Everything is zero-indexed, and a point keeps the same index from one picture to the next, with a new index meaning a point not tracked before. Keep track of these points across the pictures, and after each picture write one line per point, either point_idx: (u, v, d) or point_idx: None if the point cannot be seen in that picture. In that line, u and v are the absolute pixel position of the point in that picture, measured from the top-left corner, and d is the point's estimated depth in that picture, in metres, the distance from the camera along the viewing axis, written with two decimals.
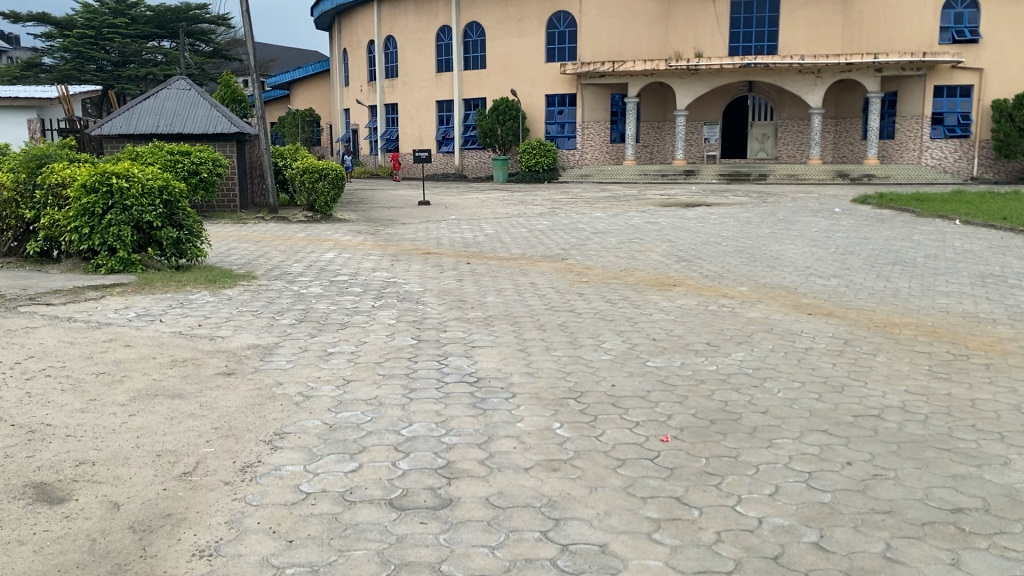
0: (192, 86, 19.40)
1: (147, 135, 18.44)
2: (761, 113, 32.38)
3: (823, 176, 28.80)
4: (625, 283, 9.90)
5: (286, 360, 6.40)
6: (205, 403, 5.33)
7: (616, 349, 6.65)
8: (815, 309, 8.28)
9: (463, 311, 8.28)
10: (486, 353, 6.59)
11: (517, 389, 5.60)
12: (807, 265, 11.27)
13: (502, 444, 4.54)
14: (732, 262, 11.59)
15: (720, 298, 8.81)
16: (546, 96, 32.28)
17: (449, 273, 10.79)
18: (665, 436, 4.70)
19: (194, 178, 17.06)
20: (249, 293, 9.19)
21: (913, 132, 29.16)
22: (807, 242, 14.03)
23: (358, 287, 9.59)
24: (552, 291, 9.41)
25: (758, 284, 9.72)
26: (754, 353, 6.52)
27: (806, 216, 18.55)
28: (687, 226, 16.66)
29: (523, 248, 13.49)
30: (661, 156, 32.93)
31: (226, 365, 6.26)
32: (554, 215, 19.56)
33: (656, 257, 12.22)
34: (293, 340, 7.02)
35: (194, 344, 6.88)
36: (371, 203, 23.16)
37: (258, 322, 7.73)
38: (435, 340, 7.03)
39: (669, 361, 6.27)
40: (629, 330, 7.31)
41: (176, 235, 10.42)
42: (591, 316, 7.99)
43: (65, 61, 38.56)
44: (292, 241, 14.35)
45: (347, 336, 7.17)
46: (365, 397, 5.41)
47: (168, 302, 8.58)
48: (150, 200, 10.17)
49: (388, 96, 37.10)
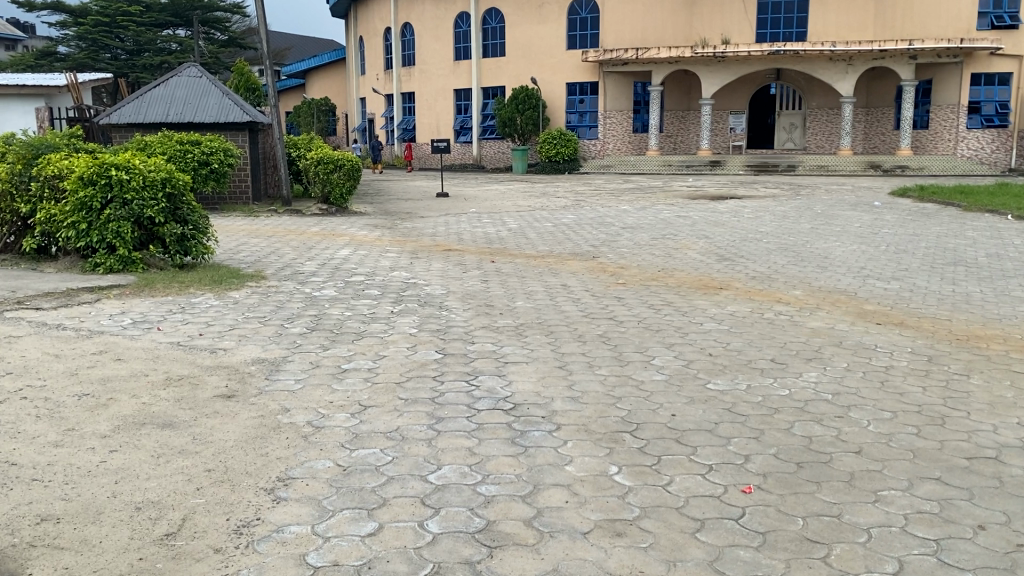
0: (204, 74, 18.68)
1: (155, 124, 17.63)
2: (789, 100, 31.26)
3: (854, 167, 27.76)
4: (666, 285, 9.08)
5: (293, 379, 5.63)
6: (197, 437, 4.54)
7: (669, 367, 5.85)
8: (883, 318, 7.43)
9: (491, 319, 7.49)
10: (519, 370, 5.79)
11: (561, 418, 4.79)
12: (861, 265, 10.43)
13: (551, 496, 3.77)
14: (778, 262, 10.75)
15: (774, 304, 8.01)
16: (567, 84, 31.42)
17: (474, 273, 10.01)
18: (747, 486, 3.90)
19: (205, 169, 16.33)
20: (257, 295, 8.43)
21: (948, 122, 28.12)
22: (853, 239, 13.17)
23: (375, 289, 8.82)
24: (587, 295, 8.63)
25: (813, 288, 8.87)
26: (829, 374, 5.69)
27: (846, 210, 17.67)
28: (721, 221, 15.81)
29: (550, 244, 12.69)
30: (685, 146, 31.91)
31: (225, 387, 5.46)
32: (579, 209, 18.75)
33: (695, 256, 11.40)
34: (303, 354, 6.26)
35: (192, 360, 6.11)
36: (387, 195, 22.40)
37: (264, 331, 6.97)
38: (462, 354, 6.24)
39: (732, 386, 5.45)
40: (680, 343, 6.52)
41: (180, 232, 9.68)
42: (635, 325, 7.18)
43: (80, 49, 38.01)
44: (305, 235, 13.62)
45: (364, 349, 6.40)
46: (384, 429, 4.62)
47: (168, 306, 7.83)
48: (151, 193, 9.42)
49: (404, 85, 36.31)
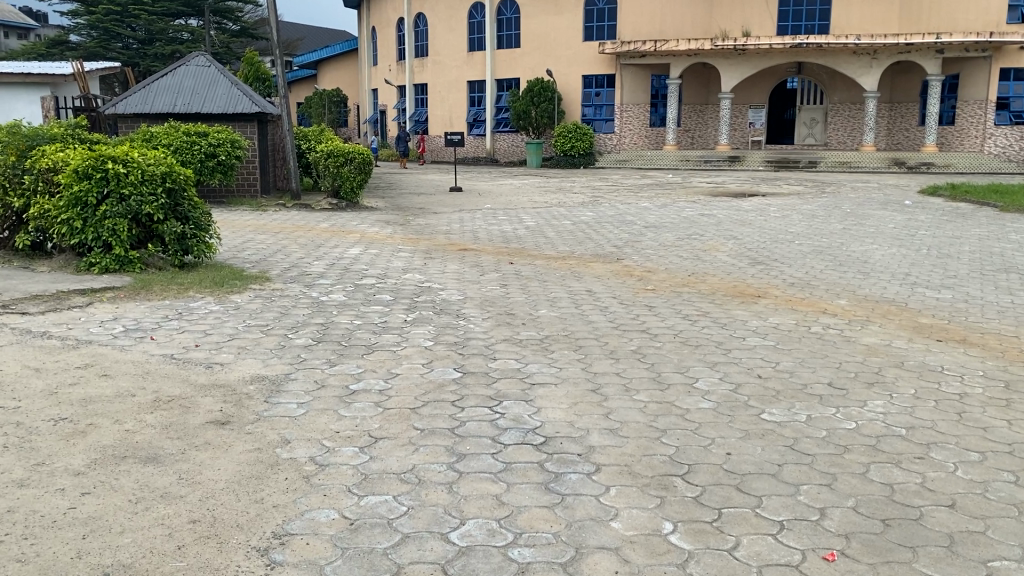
0: (212, 63, 18.09)
1: (162, 114, 17.05)
2: (810, 95, 30.48)
3: (879, 163, 26.96)
4: (699, 292, 8.47)
5: (296, 403, 5.01)
6: (183, 477, 3.93)
7: (716, 393, 5.21)
8: (943, 335, 6.80)
9: (514, 330, 6.87)
10: (547, 395, 5.16)
11: (600, 457, 4.16)
12: (905, 271, 9.80)
13: (598, 564, 3.15)
14: (816, 266, 10.11)
15: (820, 316, 7.41)
16: (583, 76, 30.72)
17: (491, 275, 9.42)
18: (830, 552, 3.29)
19: (211, 161, 15.79)
20: (261, 300, 7.83)
21: (975, 118, 27.33)
22: (891, 242, 12.54)
23: (386, 294, 8.22)
24: (615, 302, 8.01)
25: (860, 297, 8.25)
26: (898, 404, 5.06)
27: (876, 209, 16.99)
28: (748, 219, 15.16)
29: (570, 244, 12.08)
30: (702, 141, 31.25)
31: (219, 412, 4.86)
32: (598, 205, 18.10)
33: (725, 258, 10.77)
34: (308, 371, 5.65)
35: (185, 377, 5.50)
36: (400, 188, 21.86)
37: (266, 343, 6.36)
38: (485, 373, 5.62)
39: (793, 417, 4.82)
40: (725, 363, 5.91)
41: (180, 230, 9.07)
42: (672, 340, 6.55)
43: (91, 38, 37.51)
44: (314, 232, 13.05)
45: (375, 366, 5.79)
46: (397, 470, 4.00)
47: (165, 312, 7.24)
48: (150, 188, 8.84)
49: (417, 76, 35.67)
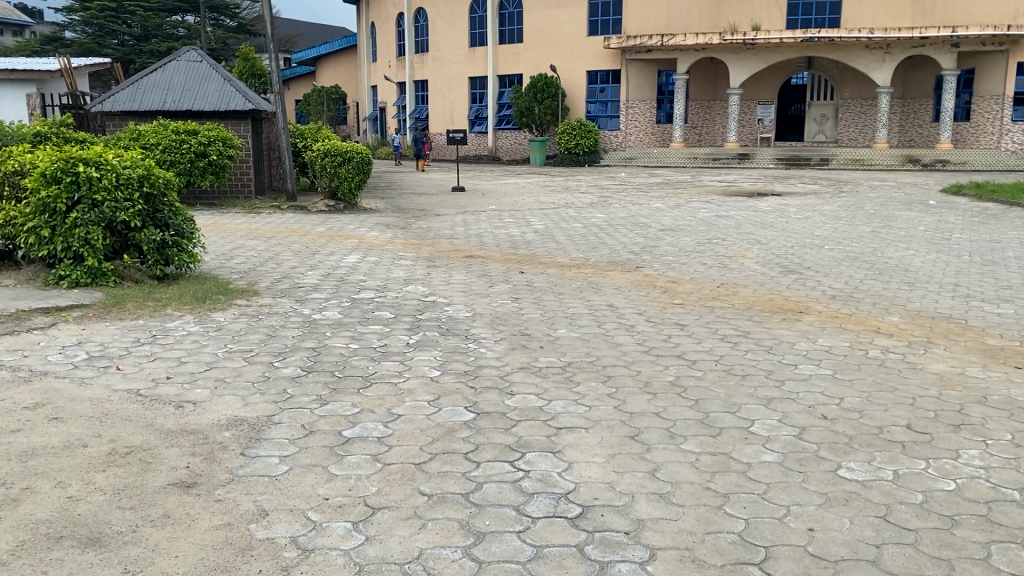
0: (204, 58, 17.26)
1: (151, 111, 16.18)
2: (820, 90, 29.59)
3: (892, 161, 26.09)
4: (733, 307, 7.65)
5: (279, 457, 4.17)
6: (130, 571, 3.10)
7: (779, 442, 4.41)
8: (1021, 360, 5.97)
9: (531, 355, 6.03)
10: (579, 444, 4.33)
11: (654, 538, 3.35)
12: (952, 281, 8.98)
13: None
14: (855, 276, 9.28)
15: (874, 337, 6.61)
16: (588, 72, 29.85)
17: (501, 286, 8.61)
18: None
19: (202, 161, 14.94)
20: (245, 319, 7.00)
21: (991, 114, 26.49)
22: (926, 246, 11.75)
23: (386, 310, 7.40)
24: (640, 319, 7.21)
25: (913, 313, 7.44)
26: (997, 456, 4.23)
27: (900, 209, 16.17)
28: (769, 222, 14.36)
29: (583, 249, 11.24)
30: (710, 138, 30.41)
31: (185, 470, 4.02)
32: (608, 205, 17.30)
33: (754, 265, 9.94)
34: (296, 411, 4.82)
35: (150, 421, 4.66)
36: (400, 188, 21.10)
37: (248, 373, 5.53)
38: (503, 414, 4.79)
39: (878, 476, 4.01)
40: (782, 400, 5.09)
41: (160, 238, 8.17)
42: (714, 368, 5.73)
43: (87, 35, 36.69)
44: (309, 236, 12.24)
45: (373, 404, 4.94)
46: (400, 559, 3.17)
47: (137, 334, 6.42)
48: (126, 194, 7.98)
49: (417, 72, 34.86)
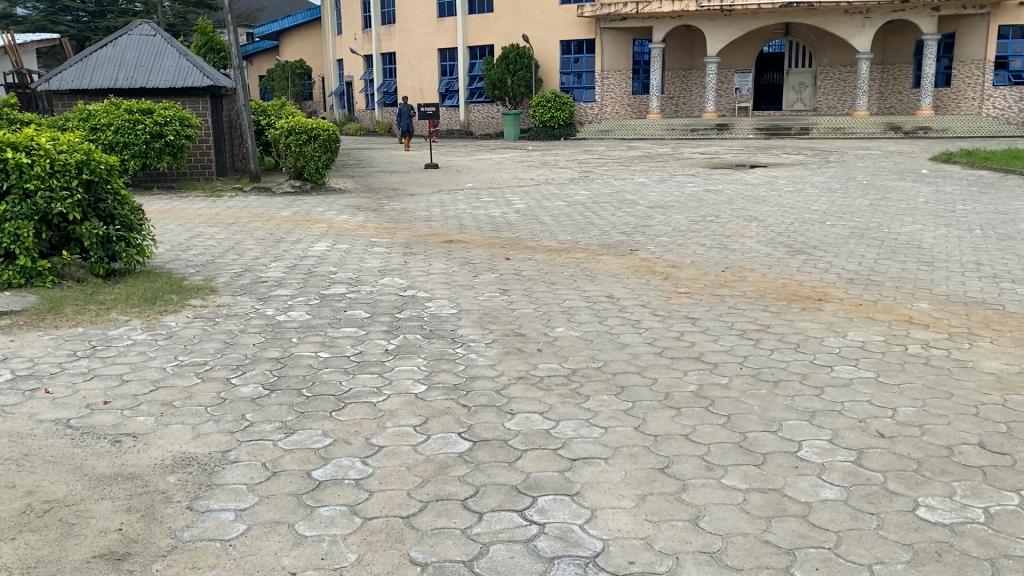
0: (158, 32, 16.18)
1: (101, 89, 15.07)
2: (798, 57, 28.97)
3: (873, 129, 25.51)
4: (745, 296, 6.92)
5: (233, 512, 3.38)
6: None
7: (837, 472, 3.70)
8: None
9: (529, 362, 5.26)
10: (599, 483, 3.58)
11: None
12: (975, 259, 8.34)
13: None
14: (868, 255, 8.61)
15: (910, 329, 5.93)
16: (561, 42, 28.86)
17: (487, 276, 7.83)
18: None
19: (158, 142, 13.90)
20: (200, 324, 6.14)
21: (972, 79, 25.95)
22: (932, 219, 11.13)
23: (360, 309, 6.58)
24: (646, 312, 6.46)
25: (942, 299, 6.77)
26: None
27: (893, 179, 15.56)
28: (762, 196, 13.68)
29: (571, 231, 10.47)
30: (687, 108, 29.66)
31: (116, 534, 3.21)
32: (589, 181, 16.51)
33: (756, 245, 9.25)
34: (257, 447, 4.00)
35: (78, 463, 3.82)
36: (370, 166, 20.16)
37: (202, 395, 4.70)
38: (504, 442, 4.01)
39: (967, 518, 3.30)
40: (828, 414, 4.38)
41: (104, 231, 7.25)
42: (742, 373, 5.00)
43: (39, 11, 35.04)
44: (274, 222, 11.33)
45: (349, 432, 4.16)
46: None
47: (74, 347, 5.54)
48: (62, 181, 7.04)
49: (385, 45, 33.74)
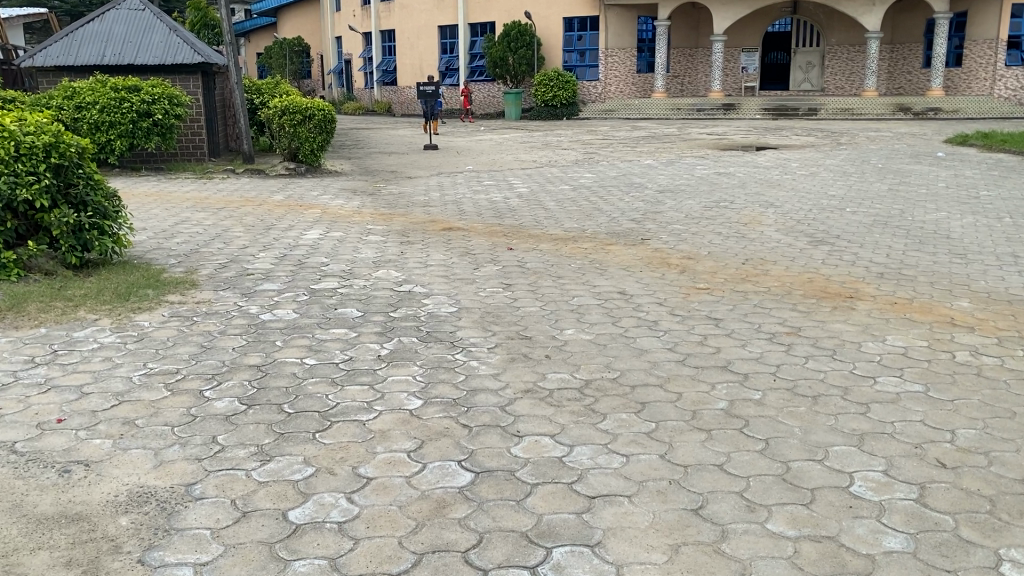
0: (146, 6, 15.53)
1: (87, 66, 14.45)
2: (805, 36, 28.20)
3: (883, 109, 24.82)
4: (770, 292, 6.38)
5: (191, 568, 2.85)
6: None
7: (901, 515, 3.17)
8: None
9: (537, 371, 4.72)
10: (623, 528, 3.06)
11: None
12: (1009, 252, 7.79)
13: None
14: (896, 246, 8.07)
15: (954, 332, 5.39)
16: (564, 19, 28.15)
17: (489, 268, 7.28)
18: None
19: (146, 121, 13.29)
20: (175, 324, 5.61)
21: (984, 59, 25.24)
22: (956, 206, 10.55)
23: (352, 306, 6.04)
24: (663, 311, 5.91)
25: (983, 297, 6.23)
26: None
27: (910, 162, 14.97)
28: (776, 179, 13.12)
29: (577, 218, 9.92)
30: (693, 88, 29.00)
31: None
32: (594, 163, 15.94)
33: (775, 235, 8.69)
34: (227, 480, 3.46)
35: (18, 500, 3.30)
36: (366, 147, 19.56)
37: (170, 413, 4.15)
38: (511, 474, 3.49)
39: None
40: (880, 437, 3.84)
41: (75, 219, 6.69)
42: (778, 387, 4.46)
43: None
44: (265, 207, 10.76)
45: (333, 461, 3.63)
46: None
47: (34, 352, 5.00)
48: (28, 165, 6.48)
49: (384, 22, 33.04)
